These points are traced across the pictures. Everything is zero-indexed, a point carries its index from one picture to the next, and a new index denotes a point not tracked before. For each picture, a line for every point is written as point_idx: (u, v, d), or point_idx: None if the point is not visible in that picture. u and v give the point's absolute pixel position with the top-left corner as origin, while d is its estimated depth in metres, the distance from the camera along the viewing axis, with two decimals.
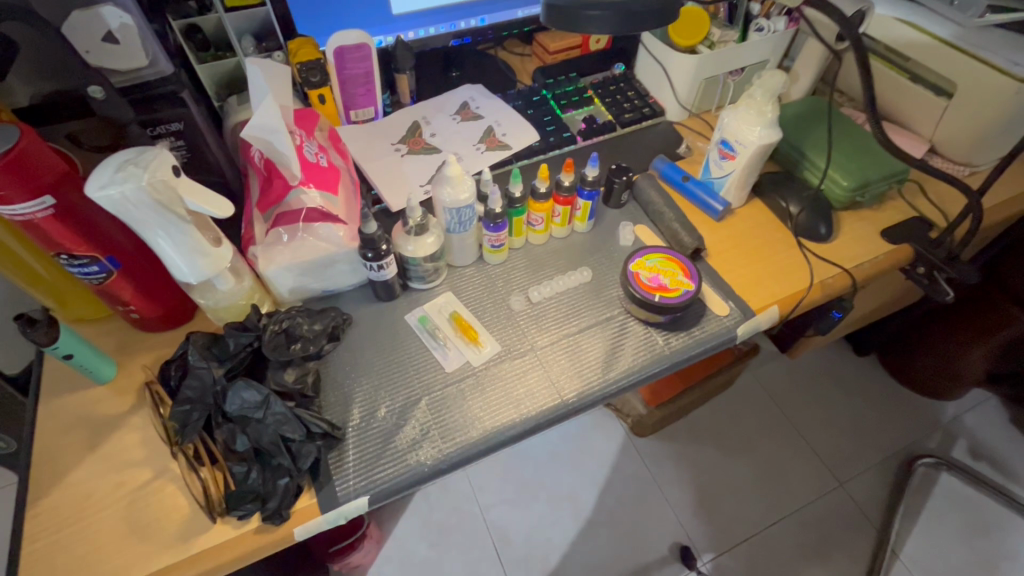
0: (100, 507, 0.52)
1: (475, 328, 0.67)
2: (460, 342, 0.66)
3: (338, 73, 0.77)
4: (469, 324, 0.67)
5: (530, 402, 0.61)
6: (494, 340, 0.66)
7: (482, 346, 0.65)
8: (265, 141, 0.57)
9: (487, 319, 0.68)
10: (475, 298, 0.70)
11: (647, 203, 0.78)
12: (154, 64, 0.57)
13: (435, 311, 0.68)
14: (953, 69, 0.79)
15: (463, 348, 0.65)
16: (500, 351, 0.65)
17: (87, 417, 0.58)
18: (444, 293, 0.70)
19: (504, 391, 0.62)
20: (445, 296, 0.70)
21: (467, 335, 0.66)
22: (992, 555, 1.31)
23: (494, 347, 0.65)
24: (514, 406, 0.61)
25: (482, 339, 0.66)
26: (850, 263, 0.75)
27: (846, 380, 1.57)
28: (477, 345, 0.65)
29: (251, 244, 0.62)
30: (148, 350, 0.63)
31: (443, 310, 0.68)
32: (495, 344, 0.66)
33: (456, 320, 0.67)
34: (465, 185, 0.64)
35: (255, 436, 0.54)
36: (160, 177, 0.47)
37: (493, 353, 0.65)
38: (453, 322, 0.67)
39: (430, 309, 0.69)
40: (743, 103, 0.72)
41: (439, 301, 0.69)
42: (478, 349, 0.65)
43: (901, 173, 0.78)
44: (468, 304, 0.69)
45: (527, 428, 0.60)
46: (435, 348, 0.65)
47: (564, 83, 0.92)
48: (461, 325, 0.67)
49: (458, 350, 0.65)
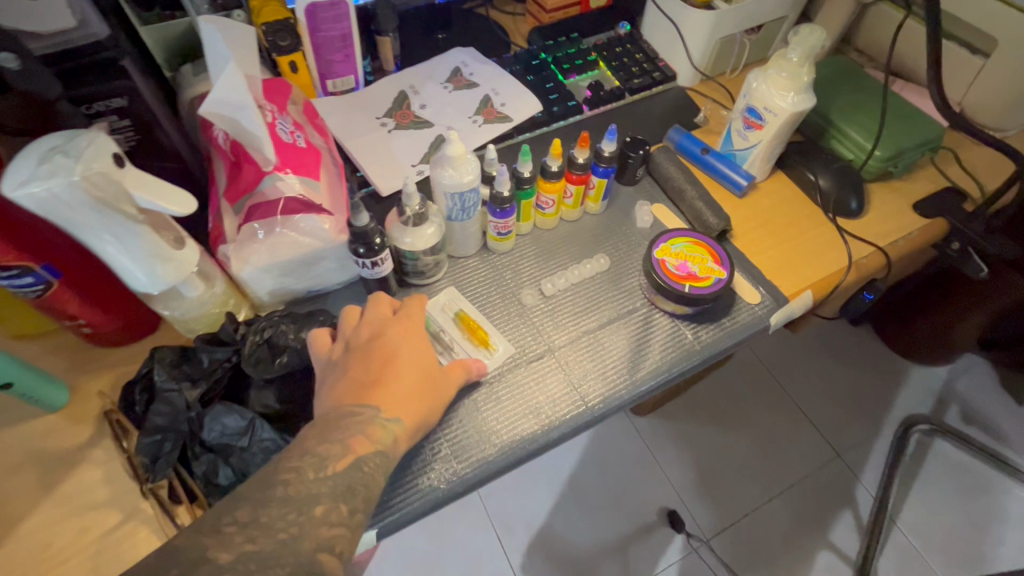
0: (61, 560, 0.45)
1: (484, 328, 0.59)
2: (468, 346, 0.58)
3: (311, 36, 0.66)
4: (477, 324, 0.59)
5: (549, 409, 0.55)
6: (507, 341, 0.59)
7: (494, 348, 0.58)
8: (229, 119, 0.48)
9: (498, 316, 0.61)
10: (482, 293, 0.62)
11: (664, 178, 0.71)
12: (82, 25, 0.47)
13: (438, 312, 0.60)
14: (992, 22, 0.72)
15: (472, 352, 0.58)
16: (515, 352, 0.58)
17: (39, 451, 0.49)
18: (447, 290, 0.62)
19: (521, 397, 0.56)
20: (449, 294, 0.62)
21: (476, 337, 0.58)
22: (985, 518, 1.32)
23: (509, 347, 0.59)
24: (532, 415, 0.55)
25: (493, 341, 0.59)
26: (885, 240, 0.69)
27: (845, 350, 1.52)
28: (489, 348, 0.58)
29: (221, 242, 0.53)
30: (106, 370, 0.54)
31: (448, 312, 0.60)
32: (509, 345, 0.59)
33: (463, 320, 0.59)
34: (468, 166, 0.55)
35: (242, 466, 0.47)
36: (97, 168, 0.38)
37: (507, 354, 0.58)
38: (459, 323, 0.59)
39: (433, 309, 0.61)
40: (774, 64, 0.64)
41: (443, 297, 0.62)
42: (491, 349, 0.58)
43: (935, 141, 0.72)
44: (475, 297, 0.62)
45: (548, 441, 0.53)
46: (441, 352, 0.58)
47: (565, 44, 0.82)
48: (469, 325, 0.59)
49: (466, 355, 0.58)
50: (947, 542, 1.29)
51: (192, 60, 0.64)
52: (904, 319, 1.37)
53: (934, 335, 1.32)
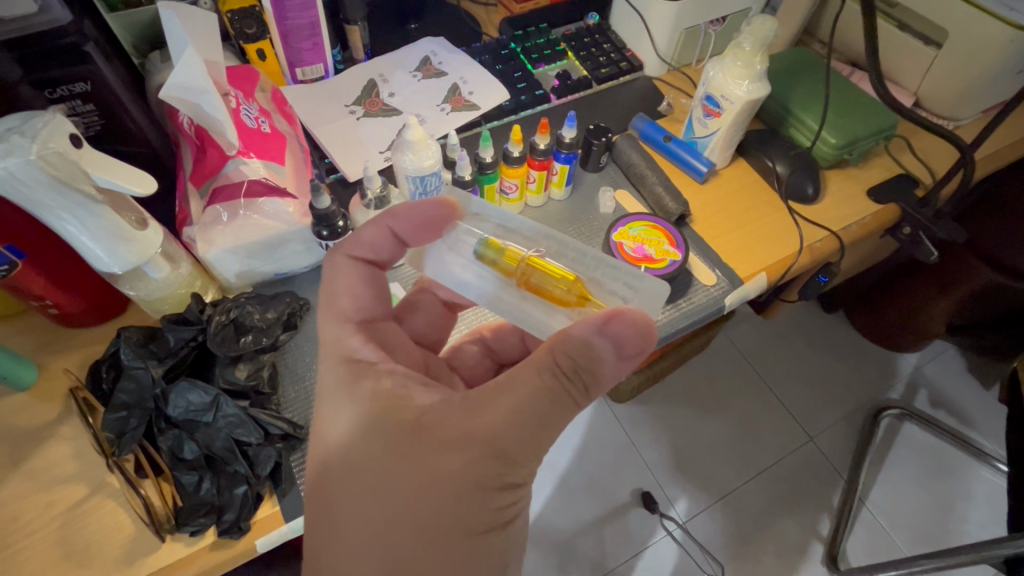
0: (28, 532, 0.46)
1: (558, 270, 0.48)
2: (531, 299, 0.49)
3: (279, 24, 0.67)
4: (553, 271, 0.48)
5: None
6: (612, 294, 0.49)
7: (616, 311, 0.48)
8: (189, 103, 0.49)
9: (587, 259, 0.49)
10: (530, 223, 0.49)
11: (628, 165, 0.73)
12: (45, 11, 0.48)
13: (465, 269, 0.50)
14: (942, 14, 0.74)
15: (548, 313, 0.49)
16: (654, 309, 0.48)
17: (7, 428, 0.51)
18: (465, 202, 0.49)
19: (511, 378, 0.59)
20: (470, 235, 0.49)
21: (555, 291, 0.48)
22: (949, 496, 1.34)
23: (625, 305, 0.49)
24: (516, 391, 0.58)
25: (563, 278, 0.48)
26: (838, 225, 0.71)
27: (818, 337, 1.55)
28: (580, 302, 0.48)
29: (186, 224, 0.54)
30: (75, 350, 0.55)
31: (470, 248, 0.49)
32: (621, 299, 0.49)
33: (513, 264, 0.48)
34: (429, 151, 0.58)
35: (206, 441, 0.48)
36: (53, 148, 0.39)
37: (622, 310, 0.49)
38: (504, 255, 0.48)
39: (447, 253, 0.50)
40: (730, 54, 0.67)
41: (472, 211, 0.50)
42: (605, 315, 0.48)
43: (888, 129, 0.74)
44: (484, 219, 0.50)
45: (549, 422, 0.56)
46: (487, 294, 0.49)
47: (534, 34, 0.84)
48: (522, 269, 0.48)
49: (529, 316, 0.49)
50: (915, 521, 1.31)
51: (160, 47, 0.65)
52: (874, 305, 1.39)
53: (903, 320, 1.34)
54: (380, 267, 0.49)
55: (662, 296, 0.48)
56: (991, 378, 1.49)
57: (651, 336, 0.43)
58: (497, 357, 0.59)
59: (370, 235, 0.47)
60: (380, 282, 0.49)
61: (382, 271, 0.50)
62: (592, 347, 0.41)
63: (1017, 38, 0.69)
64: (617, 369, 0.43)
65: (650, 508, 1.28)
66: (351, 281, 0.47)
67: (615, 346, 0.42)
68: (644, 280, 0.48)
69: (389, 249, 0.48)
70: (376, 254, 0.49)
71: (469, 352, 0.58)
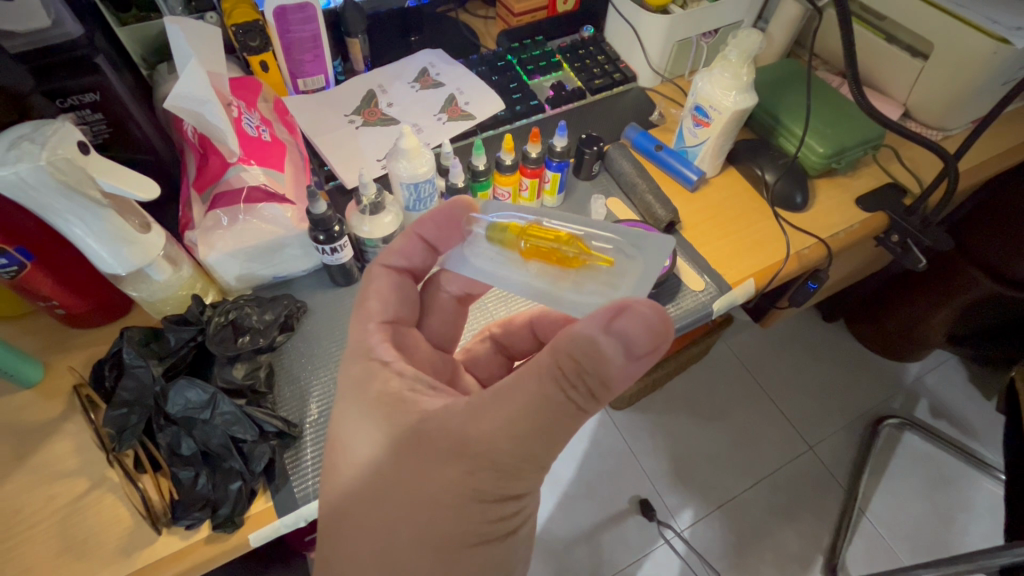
0: (31, 524, 0.48)
1: (560, 234, 0.49)
2: (542, 271, 0.49)
3: (281, 37, 0.70)
4: (552, 236, 0.49)
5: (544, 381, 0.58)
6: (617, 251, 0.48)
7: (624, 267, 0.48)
8: (193, 113, 0.51)
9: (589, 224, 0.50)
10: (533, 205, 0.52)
11: (619, 173, 0.74)
12: (58, 25, 0.50)
13: (481, 256, 0.51)
14: (929, 27, 0.75)
15: (556, 279, 0.48)
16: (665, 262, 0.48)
17: (12, 424, 0.53)
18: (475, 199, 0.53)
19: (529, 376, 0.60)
20: (479, 224, 0.51)
21: (563, 255, 0.48)
22: (950, 508, 1.31)
23: (635, 259, 0.48)
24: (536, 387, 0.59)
25: (565, 240, 0.49)
26: (826, 233, 0.72)
27: (818, 346, 1.55)
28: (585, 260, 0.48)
29: (189, 228, 0.56)
30: (79, 350, 0.57)
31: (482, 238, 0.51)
32: (632, 257, 0.48)
33: (518, 236, 0.50)
34: (422, 159, 0.60)
35: (203, 438, 0.49)
36: (62, 155, 0.42)
37: (632, 264, 0.48)
38: (506, 228, 0.50)
39: (466, 248, 0.52)
40: (717, 66, 0.69)
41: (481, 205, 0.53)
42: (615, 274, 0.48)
43: (876, 139, 0.75)
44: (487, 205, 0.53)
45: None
46: (500, 275, 0.50)
47: (530, 47, 0.86)
48: (530, 238, 0.49)
49: (541, 286, 0.49)
50: (916, 532, 1.28)
51: (166, 59, 0.67)
52: (874, 314, 1.40)
53: (903, 330, 1.34)
54: (412, 275, 0.52)
55: (668, 245, 0.47)
56: (993, 389, 1.48)
57: (665, 331, 0.39)
58: (509, 351, 0.59)
59: (400, 243, 0.51)
60: (410, 292, 0.51)
61: (415, 282, 0.52)
62: (596, 348, 0.39)
63: (1001, 52, 0.70)
64: (627, 368, 0.39)
65: (648, 516, 1.28)
66: (382, 287, 0.49)
67: (624, 346, 0.39)
68: (648, 235, 0.48)
69: (420, 255, 0.51)
70: (410, 261, 0.51)
71: (481, 350, 0.59)
